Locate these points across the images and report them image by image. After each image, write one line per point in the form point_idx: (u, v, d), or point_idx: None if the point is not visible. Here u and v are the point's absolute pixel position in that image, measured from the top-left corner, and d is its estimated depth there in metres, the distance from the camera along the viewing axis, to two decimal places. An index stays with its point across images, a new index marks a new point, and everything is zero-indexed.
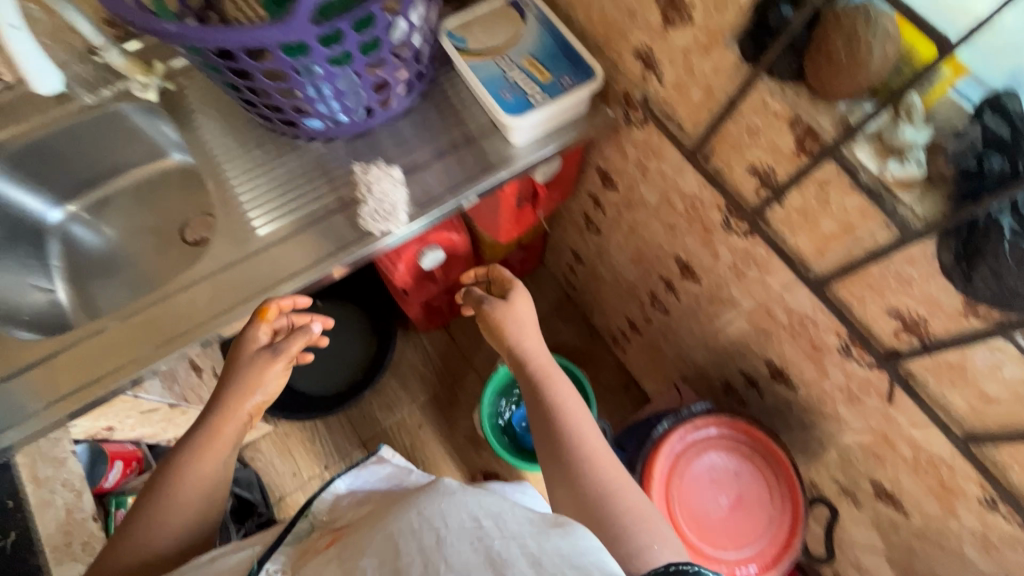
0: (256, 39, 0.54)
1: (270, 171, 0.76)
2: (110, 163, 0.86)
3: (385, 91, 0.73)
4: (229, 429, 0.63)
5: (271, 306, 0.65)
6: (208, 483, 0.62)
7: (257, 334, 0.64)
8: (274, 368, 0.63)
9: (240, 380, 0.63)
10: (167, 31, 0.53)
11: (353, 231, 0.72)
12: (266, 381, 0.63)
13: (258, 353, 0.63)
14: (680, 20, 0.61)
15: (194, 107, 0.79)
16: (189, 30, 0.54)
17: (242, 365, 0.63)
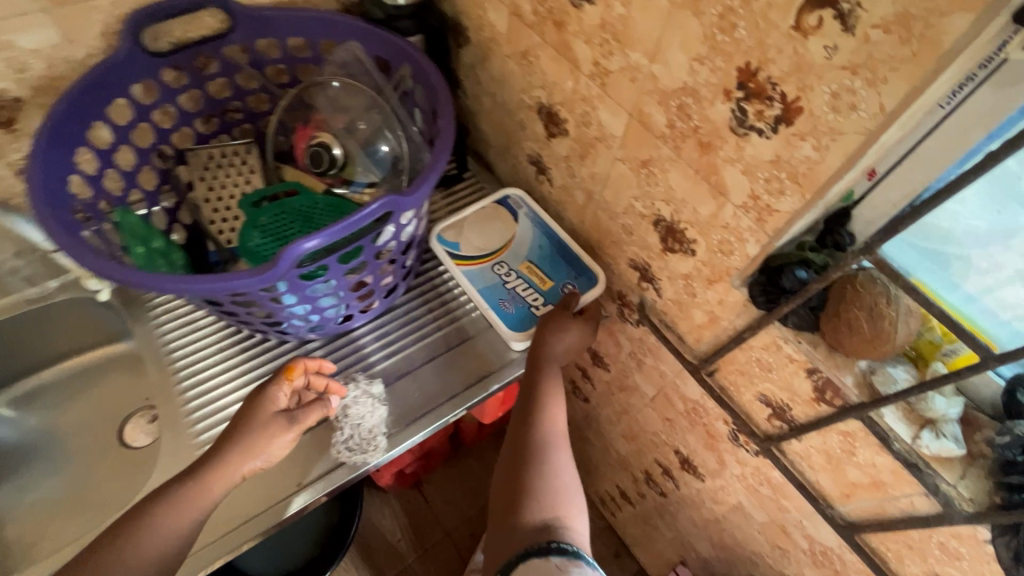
0: (235, 287, 0.51)
1: (230, 380, 0.67)
2: (45, 354, 0.76)
3: (371, 301, 0.69)
4: (220, 487, 0.55)
5: (298, 365, 0.60)
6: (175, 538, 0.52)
7: (277, 392, 0.59)
8: (281, 439, 0.58)
9: (246, 445, 0.56)
10: (137, 285, 0.50)
11: (322, 461, 0.64)
12: (271, 450, 0.57)
13: (274, 416, 0.58)
14: (680, 249, 0.59)
15: (152, 301, 0.72)
16: (160, 282, 0.50)
17: (253, 426, 0.57)
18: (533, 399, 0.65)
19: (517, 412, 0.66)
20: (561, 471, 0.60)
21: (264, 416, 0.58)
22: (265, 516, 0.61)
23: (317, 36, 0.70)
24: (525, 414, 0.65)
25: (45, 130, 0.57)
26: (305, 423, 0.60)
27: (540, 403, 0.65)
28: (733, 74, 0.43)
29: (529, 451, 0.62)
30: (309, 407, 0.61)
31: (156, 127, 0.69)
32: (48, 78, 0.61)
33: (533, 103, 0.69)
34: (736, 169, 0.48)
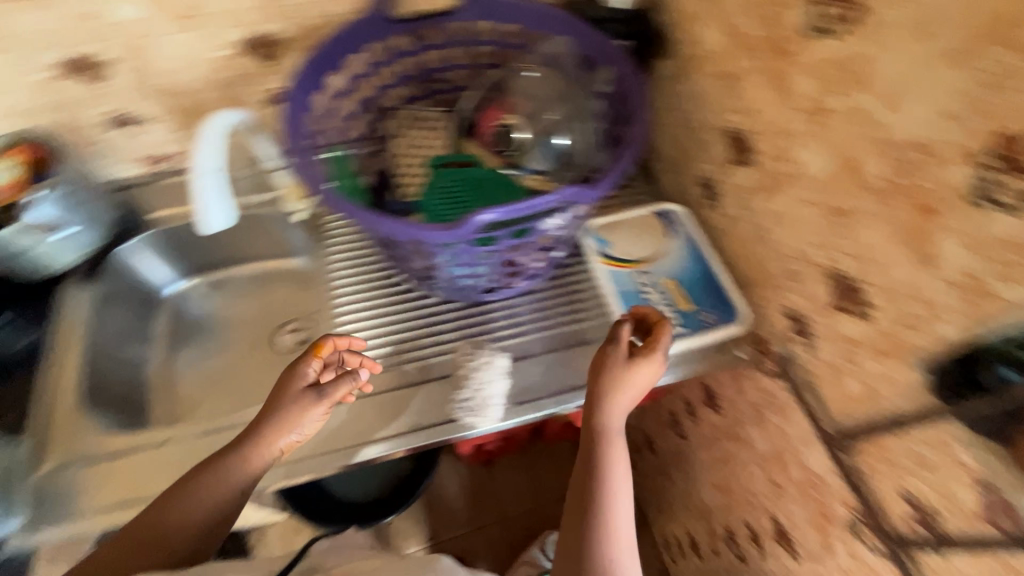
0: (421, 236, 0.57)
1: (377, 315, 0.75)
2: (240, 252, 0.89)
3: (514, 278, 0.72)
4: (258, 457, 0.58)
5: (327, 342, 0.62)
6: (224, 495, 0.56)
7: (298, 371, 0.61)
8: (314, 413, 0.60)
9: (280, 419, 0.59)
10: (345, 212, 0.57)
11: (438, 412, 0.68)
12: (302, 424, 0.59)
13: (303, 392, 0.60)
14: (853, 311, 0.55)
15: (331, 231, 0.82)
16: (363, 215, 0.57)
17: (282, 403, 0.59)
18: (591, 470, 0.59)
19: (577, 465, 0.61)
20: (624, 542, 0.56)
21: (293, 391, 0.60)
22: (343, 453, 0.65)
23: (530, 26, 0.75)
24: (585, 472, 0.59)
25: (305, 70, 0.68)
26: (334, 397, 0.61)
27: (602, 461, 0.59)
28: (986, 137, 0.39)
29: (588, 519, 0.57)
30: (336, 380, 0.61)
31: (378, 83, 0.78)
32: (310, 26, 0.72)
33: (723, 127, 0.68)
34: (956, 240, 0.43)
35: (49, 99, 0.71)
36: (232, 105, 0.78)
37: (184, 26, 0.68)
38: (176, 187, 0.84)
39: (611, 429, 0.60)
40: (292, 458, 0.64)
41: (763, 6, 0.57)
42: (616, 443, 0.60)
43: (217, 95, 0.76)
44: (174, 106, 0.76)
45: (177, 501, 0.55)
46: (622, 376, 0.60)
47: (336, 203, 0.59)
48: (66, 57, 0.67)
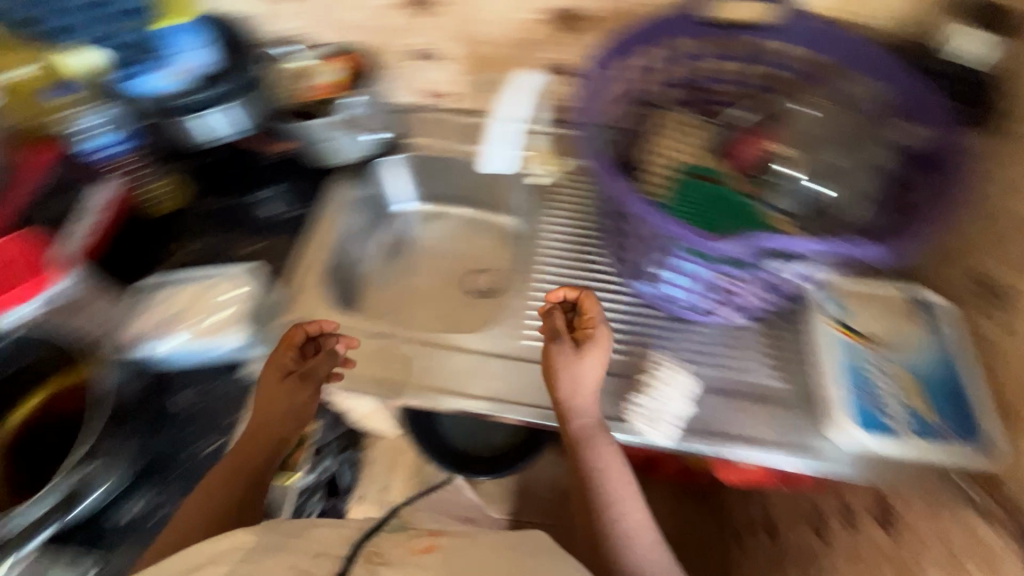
0: (685, 237, 0.57)
1: (577, 293, 0.77)
2: (468, 197, 0.98)
3: (727, 307, 0.70)
4: (274, 425, 0.65)
5: (295, 330, 0.66)
6: (251, 463, 0.64)
7: (284, 361, 0.66)
8: (302, 396, 0.66)
9: (273, 404, 0.65)
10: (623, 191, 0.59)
11: (610, 406, 0.67)
12: (297, 400, 0.65)
13: (282, 380, 0.65)
14: None
15: (558, 203, 0.86)
16: (637, 200, 0.59)
17: (272, 396, 0.65)
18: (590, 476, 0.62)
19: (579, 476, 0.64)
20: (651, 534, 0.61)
21: (273, 385, 0.65)
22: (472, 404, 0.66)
23: (839, 60, 0.71)
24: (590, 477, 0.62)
25: (612, 50, 0.69)
26: (317, 375, 0.66)
27: (596, 463, 0.62)
28: None
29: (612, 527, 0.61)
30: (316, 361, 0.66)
31: (659, 78, 0.79)
32: (618, 9, 0.75)
33: None
34: None
35: (383, 23, 0.83)
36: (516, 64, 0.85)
37: None
38: (439, 123, 0.93)
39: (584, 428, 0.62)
40: (448, 392, 0.68)
41: None
42: (601, 445, 0.62)
43: (509, 51, 0.83)
44: (469, 52, 0.85)
45: (199, 501, 0.60)
46: (569, 366, 0.62)
47: (613, 182, 0.62)
48: None
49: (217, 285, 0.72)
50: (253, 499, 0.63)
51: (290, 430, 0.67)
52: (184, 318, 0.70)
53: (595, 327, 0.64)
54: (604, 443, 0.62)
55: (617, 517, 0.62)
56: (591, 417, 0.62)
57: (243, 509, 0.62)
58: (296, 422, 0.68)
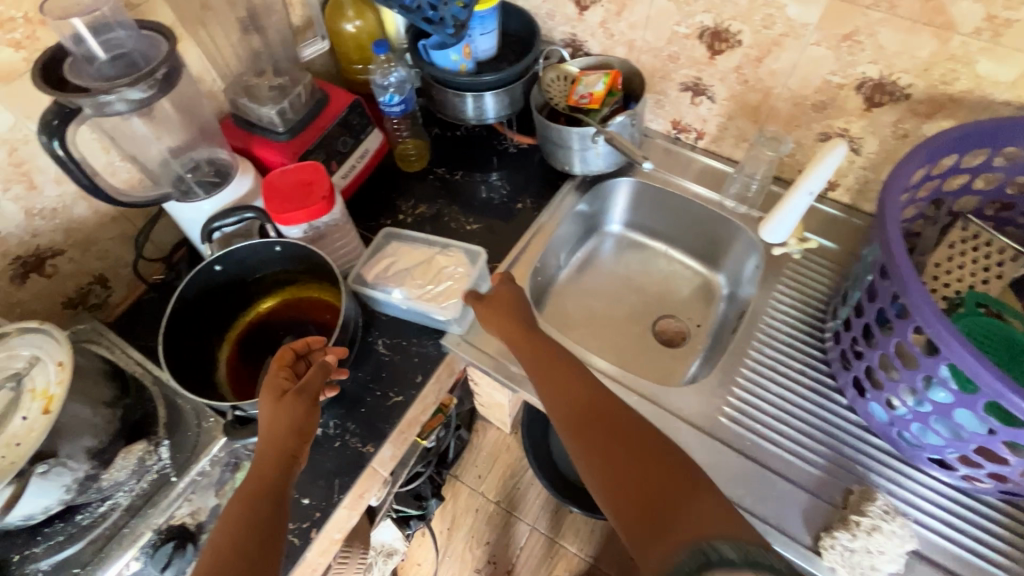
0: (1000, 394, 0.47)
1: (787, 386, 0.69)
2: (679, 238, 0.94)
3: (982, 478, 0.57)
4: (270, 453, 0.54)
5: (283, 350, 0.61)
6: (266, 489, 0.52)
7: (278, 381, 0.58)
8: (299, 409, 0.56)
9: (269, 427, 0.55)
10: (932, 313, 0.50)
11: (802, 528, 0.59)
12: (296, 415, 0.56)
13: (280, 399, 0.57)
14: None
15: (787, 279, 0.78)
16: (947, 328, 0.49)
17: (266, 414, 0.56)
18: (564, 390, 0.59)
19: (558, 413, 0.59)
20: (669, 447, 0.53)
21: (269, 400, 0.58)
22: None
23: None
24: (570, 402, 0.58)
25: (938, 143, 0.60)
26: (314, 386, 0.58)
27: (574, 386, 0.59)
28: None
29: (621, 446, 0.53)
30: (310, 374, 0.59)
31: (969, 183, 0.68)
32: (948, 96, 0.65)
33: None
34: None
35: (665, 47, 0.81)
36: (790, 122, 0.78)
37: (831, 43, 0.68)
38: (674, 156, 0.91)
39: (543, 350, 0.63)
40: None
41: None
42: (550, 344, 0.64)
43: (788, 108, 0.77)
44: (742, 98, 0.80)
45: (228, 541, 0.49)
46: (504, 303, 0.69)
47: (914, 294, 0.53)
48: (712, 24, 0.75)
49: (437, 256, 0.76)
50: (270, 535, 0.50)
51: (296, 450, 0.55)
52: (408, 279, 0.74)
53: (506, 292, 0.69)
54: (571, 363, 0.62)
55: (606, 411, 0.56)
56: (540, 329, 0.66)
57: (266, 556, 0.49)
58: (302, 438, 0.56)
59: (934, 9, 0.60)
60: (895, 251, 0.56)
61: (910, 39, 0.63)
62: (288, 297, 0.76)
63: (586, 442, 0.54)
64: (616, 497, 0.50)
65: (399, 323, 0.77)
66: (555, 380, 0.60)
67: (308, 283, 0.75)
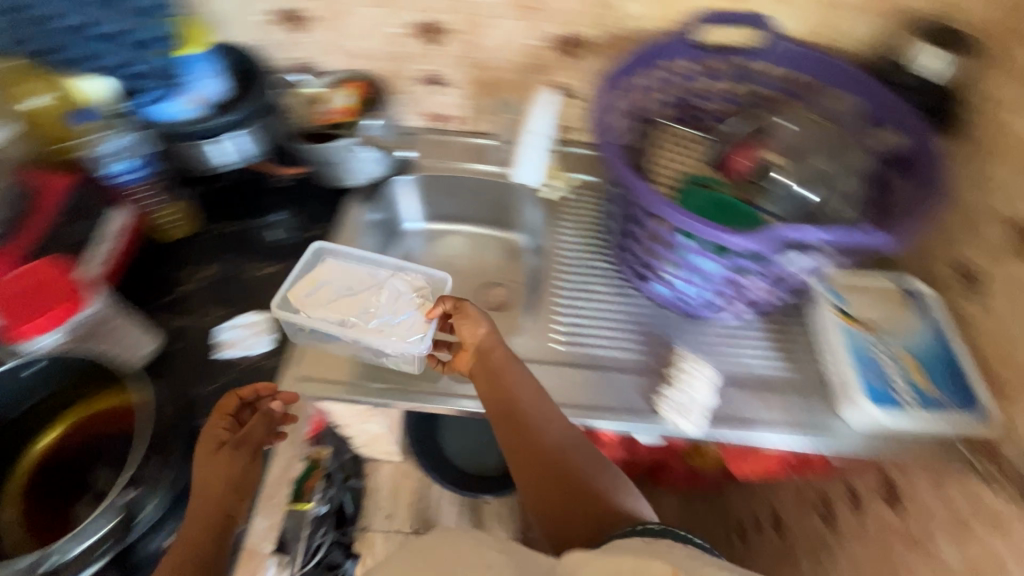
0: (709, 233, 0.61)
1: (594, 299, 0.80)
2: (473, 215, 1.01)
3: (739, 306, 0.74)
4: (207, 507, 0.56)
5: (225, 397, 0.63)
6: (199, 542, 0.54)
7: (217, 431, 0.61)
8: (238, 461, 0.60)
9: (206, 483, 0.57)
10: (649, 194, 0.64)
11: (640, 401, 0.70)
12: (234, 468, 0.59)
13: (218, 447, 0.60)
14: None
15: (566, 216, 0.90)
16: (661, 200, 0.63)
17: (204, 466, 0.58)
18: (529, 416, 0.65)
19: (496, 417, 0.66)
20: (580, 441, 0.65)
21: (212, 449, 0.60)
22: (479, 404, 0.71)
23: (823, 78, 0.77)
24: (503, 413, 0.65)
25: (618, 71, 0.75)
26: (253, 441, 0.62)
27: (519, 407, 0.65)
28: None
29: (544, 451, 0.64)
30: (251, 422, 0.63)
31: (657, 99, 0.84)
32: (616, 36, 0.81)
33: (1014, 217, 0.66)
34: None
35: (392, 50, 0.86)
36: (518, 88, 0.90)
37: (520, 14, 0.80)
38: (441, 144, 0.98)
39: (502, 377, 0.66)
40: (464, 393, 0.72)
41: None
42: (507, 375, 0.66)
43: (512, 76, 0.88)
44: (474, 77, 0.89)
45: None
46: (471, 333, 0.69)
47: (636, 186, 0.66)
48: (421, 19, 0.82)
49: (389, 279, 0.73)
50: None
51: (233, 506, 0.58)
52: (340, 304, 0.69)
53: (468, 327, 0.69)
54: (517, 375, 0.67)
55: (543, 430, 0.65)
56: (506, 369, 0.67)
57: None
58: (239, 495, 0.59)
59: None
60: (616, 161, 0.69)
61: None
62: (74, 420, 0.66)
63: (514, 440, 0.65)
64: (533, 481, 0.64)
65: (226, 392, 0.70)
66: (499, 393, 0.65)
67: (88, 395, 0.66)
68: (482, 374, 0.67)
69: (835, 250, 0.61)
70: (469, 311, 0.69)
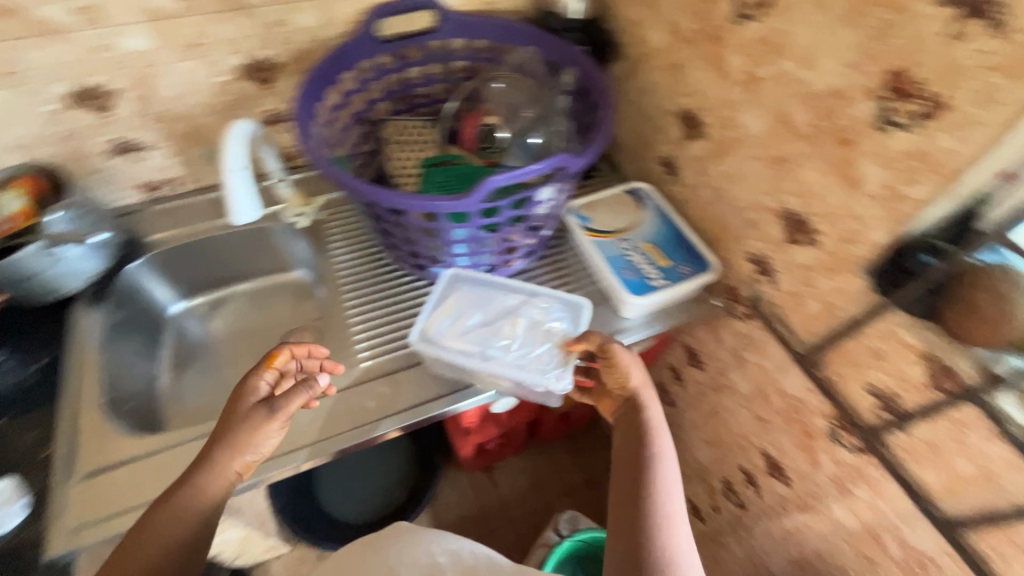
0: (434, 207, 0.63)
1: (386, 304, 0.80)
2: (241, 270, 0.94)
3: (511, 257, 0.80)
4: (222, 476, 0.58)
5: (280, 352, 0.64)
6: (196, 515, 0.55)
7: (257, 381, 0.62)
8: (269, 428, 0.60)
9: (229, 440, 0.59)
10: (366, 191, 0.63)
11: (456, 379, 0.73)
12: (257, 442, 0.60)
13: (253, 409, 0.60)
14: (804, 240, 0.65)
15: (333, 234, 0.88)
16: (380, 193, 0.63)
17: (236, 420, 0.60)
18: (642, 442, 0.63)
19: (625, 458, 0.64)
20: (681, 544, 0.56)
21: (247, 408, 0.61)
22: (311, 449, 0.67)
23: (500, 38, 0.85)
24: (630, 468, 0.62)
25: (309, 84, 0.75)
26: (287, 410, 0.62)
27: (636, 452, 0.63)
28: (882, 76, 0.51)
29: (643, 500, 0.58)
30: (289, 391, 0.62)
31: (367, 98, 0.86)
32: (303, 51, 0.80)
33: (676, 109, 0.80)
34: (873, 161, 0.54)
35: (55, 130, 0.74)
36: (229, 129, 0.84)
37: (189, 54, 0.74)
38: (173, 212, 0.88)
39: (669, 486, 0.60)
40: (299, 443, 0.68)
41: (698, 3, 0.70)
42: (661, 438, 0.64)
43: (216, 119, 0.82)
44: (173, 131, 0.81)
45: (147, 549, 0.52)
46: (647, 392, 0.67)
47: (355, 187, 0.65)
48: (74, 89, 0.71)
49: (515, 303, 0.74)
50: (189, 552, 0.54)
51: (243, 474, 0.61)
52: (478, 334, 0.72)
53: (634, 377, 0.67)
54: (669, 486, 0.60)
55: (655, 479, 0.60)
56: (654, 431, 0.64)
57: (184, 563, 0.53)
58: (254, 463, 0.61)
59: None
60: (329, 168, 0.67)
61: (235, 25, 0.73)
62: None
63: (628, 484, 0.61)
64: (624, 514, 0.58)
65: None
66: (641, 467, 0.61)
67: None
68: (625, 420, 0.67)
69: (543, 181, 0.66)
70: (619, 354, 0.67)
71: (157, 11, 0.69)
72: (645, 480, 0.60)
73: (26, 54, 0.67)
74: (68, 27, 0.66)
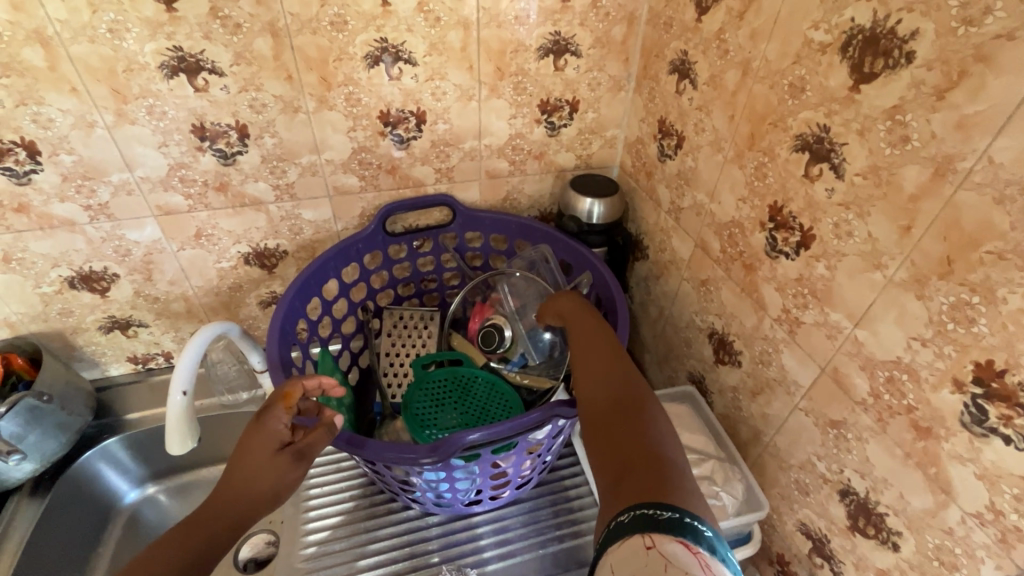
0: (398, 456, 0.54)
1: (352, 533, 0.67)
2: (212, 455, 0.86)
3: (503, 489, 0.66)
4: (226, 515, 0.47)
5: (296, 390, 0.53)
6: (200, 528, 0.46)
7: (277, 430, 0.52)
8: (292, 476, 0.52)
9: (246, 488, 0.49)
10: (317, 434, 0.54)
11: None
12: (282, 491, 0.51)
13: (277, 453, 0.51)
14: (876, 535, 0.49)
15: None
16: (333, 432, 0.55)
17: (254, 465, 0.50)
18: (587, 361, 0.54)
19: (586, 385, 0.51)
20: (696, 497, 0.38)
21: (267, 453, 0.51)
22: None
23: (513, 235, 0.81)
24: (600, 400, 0.48)
25: (297, 283, 0.70)
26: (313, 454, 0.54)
27: (591, 371, 0.52)
28: (966, 366, 0.39)
29: (612, 412, 0.46)
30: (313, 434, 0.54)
31: (369, 287, 0.82)
32: (311, 240, 0.78)
33: (705, 326, 0.69)
34: (966, 468, 0.40)
35: (49, 310, 0.73)
36: (229, 310, 0.81)
37: (195, 243, 0.73)
38: (161, 388, 0.83)
39: (655, 428, 0.44)
40: None
41: (726, 225, 0.62)
42: (604, 349, 0.54)
43: (214, 300, 0.79)
44: (169, 310, 0.78)
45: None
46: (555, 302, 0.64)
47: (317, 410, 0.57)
48: (73, 273, 0.71)
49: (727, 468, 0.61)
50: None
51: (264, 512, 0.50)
52: None
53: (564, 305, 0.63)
54: (629, 384, 0.49)
55: (612, 390, 0.49)
56: (601, 347, 0.54)
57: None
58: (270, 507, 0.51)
59: (235, 195, 0.70)
60: None
61: (243, 218, 0.73)
62: None
63: (597, 424, 0.46)
64: (603, 439, 0.45)
65: None
66: (596, 390, 0.50)
67: None
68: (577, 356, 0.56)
69: (528, 425, 0.54)
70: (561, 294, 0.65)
71: (168, 206, 0.69)
72: (605, 390, 0.49)
73: (29, 244, 0.67)
74: (76, 221, 0.67)
